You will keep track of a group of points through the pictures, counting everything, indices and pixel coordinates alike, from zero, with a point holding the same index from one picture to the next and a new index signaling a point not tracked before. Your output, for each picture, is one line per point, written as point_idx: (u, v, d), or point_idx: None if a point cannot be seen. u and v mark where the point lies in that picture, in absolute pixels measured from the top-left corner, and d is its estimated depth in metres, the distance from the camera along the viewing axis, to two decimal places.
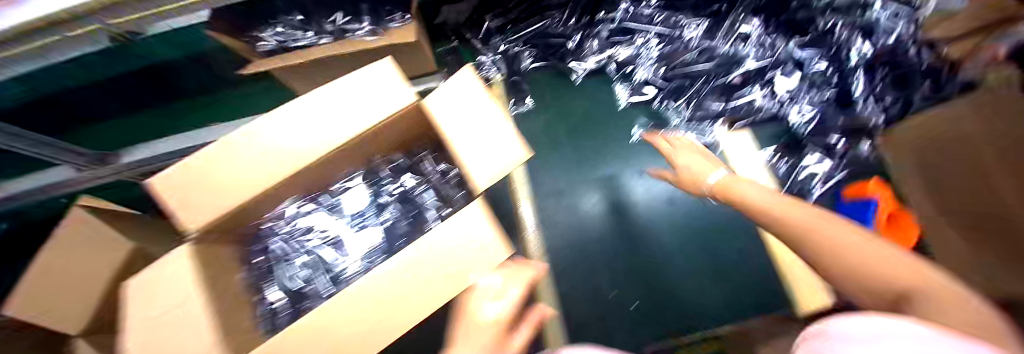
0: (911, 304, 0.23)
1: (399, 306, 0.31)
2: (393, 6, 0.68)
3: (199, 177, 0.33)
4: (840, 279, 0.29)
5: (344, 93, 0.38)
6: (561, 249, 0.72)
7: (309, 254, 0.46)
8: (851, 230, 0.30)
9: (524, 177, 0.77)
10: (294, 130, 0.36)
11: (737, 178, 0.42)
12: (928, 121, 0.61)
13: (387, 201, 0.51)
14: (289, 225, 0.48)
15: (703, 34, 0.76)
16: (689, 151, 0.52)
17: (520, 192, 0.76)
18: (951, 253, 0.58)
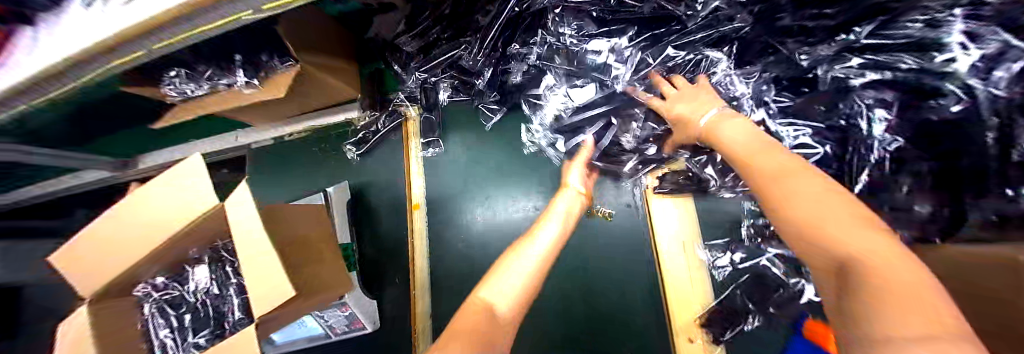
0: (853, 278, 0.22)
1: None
2: (266, 53, 0.62)
3: (81, 253, 0.47)
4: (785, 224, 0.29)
5: (154, 197, 0.46)
6: (444, 311, 0.69)
7: (170, 321, 0.55)
8: (836, 191, 0.28)
9: (426, 230, 0.74)
10: (134, 222, 0.47)
11: (725, 117, 0.39)
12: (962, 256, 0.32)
13: (232, 281, 0.56)
14: (158, 293, 0.56)
15: (628, 79, 0.53)
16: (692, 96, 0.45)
17: (419, 246, 0.73)
18: None
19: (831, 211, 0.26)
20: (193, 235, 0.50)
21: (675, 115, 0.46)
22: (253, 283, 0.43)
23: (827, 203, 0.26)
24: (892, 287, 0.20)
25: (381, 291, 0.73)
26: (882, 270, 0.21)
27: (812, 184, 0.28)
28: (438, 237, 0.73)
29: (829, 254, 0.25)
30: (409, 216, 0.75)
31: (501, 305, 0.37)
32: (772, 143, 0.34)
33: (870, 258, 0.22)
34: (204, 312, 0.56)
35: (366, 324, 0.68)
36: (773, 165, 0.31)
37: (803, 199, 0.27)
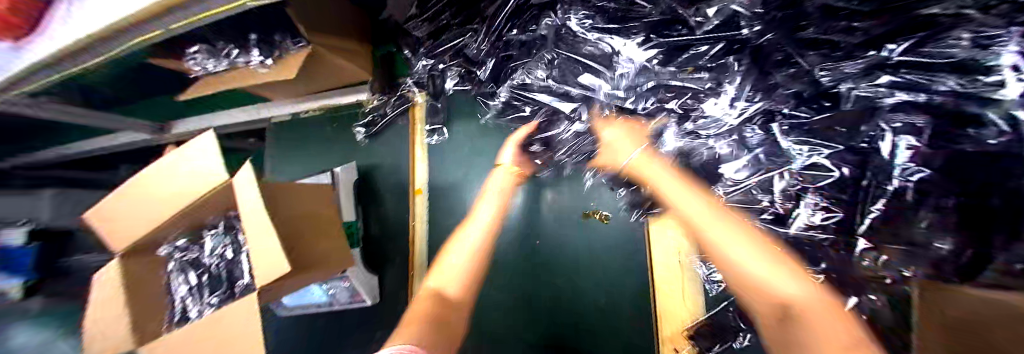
0: (797, 317, 0.28)
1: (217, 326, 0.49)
2: (281, 32, 0.64)
3: (109, 220, 0.57)
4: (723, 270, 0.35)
5: (165, 175, 0.54)
6: None
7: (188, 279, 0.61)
8: (744, 227, 0.36)
9: (426, 215, 0.76)
10: (150, 196, 0.56)
11: (648, 157, 0.48)
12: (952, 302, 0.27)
13: (237, 251, 0.60)
14: (180, 253, 0.62)
15: (632, 80, 0.47)
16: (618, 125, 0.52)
17: (419, 228, 0.76)
18: None
19: (749, 258, 0.32)
20: (200, 209, 0.57)
21: (607, 141, 0.53)
22: (257, 254, 0.47)
23: (749, 250, 0.33)
24: (820, 337, 0.26)
25: (383, 269, 0.76)
26: (806, 305, 0.28)
27: (732, 227, 0.36)
28: (436, 224, 0.75)
29: (763, 296, 0.31)
30: (411, 201, 0.78)
31: (448, 287, 0.43)
32: (688, 184, 0.44)
33: (798, 303, 0.29)
34: (215, 275, 0.61)
35: (365, 298, 0.72)
36: (695, 212, 0.39)
37: (727, 249, 0.34)
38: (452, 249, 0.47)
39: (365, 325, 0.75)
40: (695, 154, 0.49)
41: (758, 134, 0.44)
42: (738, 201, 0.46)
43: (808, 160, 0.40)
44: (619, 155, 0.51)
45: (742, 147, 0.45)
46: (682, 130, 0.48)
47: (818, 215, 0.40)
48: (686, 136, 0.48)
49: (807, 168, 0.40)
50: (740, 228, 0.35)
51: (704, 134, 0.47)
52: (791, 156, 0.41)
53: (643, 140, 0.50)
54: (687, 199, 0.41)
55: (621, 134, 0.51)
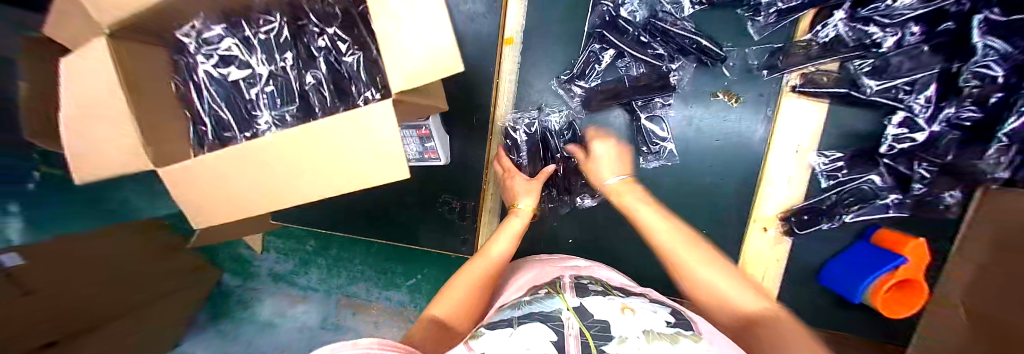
0: (761, 327, 0.30)
1: (195, 166, 0.39)
2: None
3: None
4: (694, 292, 0.37)
5: None
6: None
7: (225, 88, 0.45)
8: (713, 253, 0.39)
9: (515, 73, 0.64)
10: None
11: (628, 189, 0.50)
12: (717, 284, 0.35)
13: (298, 61, 0.43)
14: (206, 48, 0.44)
15: None
16: (608, 164, 0.54)
17: (505, 89, 0.64)
18: (709, 289, 0.36)
19: (726, 284, 0.35)
20: None
21: (596, 172, 0.55)
22: (391, 61, 0.33)
23: (711, 266, 0.37)
24: (782, 327, 0.29)
25: (451, 128, 0.66)
26: (760, 315, 0.32)
27: (695, 259, 0.38)
28: (527, 87, 0.64)
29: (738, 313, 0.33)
30: (500, 53, 0.62)
31: (449, 309, 0.39)
32: (663, 212, 0.46)
33: (758, 311, 0.32)
34: (262, 89, 0.44)
35: (441, 157, 0.64)
36: (654, 222, 0.44)
37: (718, 286, 0.35)
38: (459, 278, 0.43)
39: (426, 188, 0.69)
40: (855, 41, 0.51)
41: (918, 33, 0.49)
42: (892, 98, 0.52)
43: (981, 60, 0.45)
44: (607, 172, 0.53)
45: (897, 45, 0.50)
46: (851, 14, 0.51)
47: (965, 114, 0.48)
48: (854, 21, 0.51)
49: (985, 67, 0.45)
50: (685, 233, 0.42)
51: (880, 22, 0.50)
52: (974, 52, 0.45)
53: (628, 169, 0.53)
54: (653, 221, 0.44)
55: (612, 151, 0.55)
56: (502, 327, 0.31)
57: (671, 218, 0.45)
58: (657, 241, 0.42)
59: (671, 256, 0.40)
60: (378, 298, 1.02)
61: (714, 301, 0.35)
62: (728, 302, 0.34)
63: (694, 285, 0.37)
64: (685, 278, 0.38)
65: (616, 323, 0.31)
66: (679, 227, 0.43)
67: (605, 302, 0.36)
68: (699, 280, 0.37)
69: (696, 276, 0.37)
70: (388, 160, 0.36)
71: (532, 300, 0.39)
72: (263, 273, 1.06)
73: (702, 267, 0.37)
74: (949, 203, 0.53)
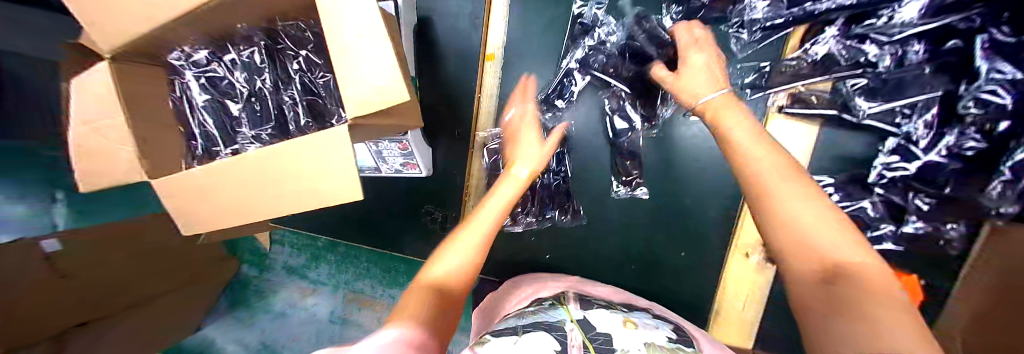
0: (847, 275, 0.27)
1: (187, 179, 0.42)
2: None
3: None
4: (778, 228, 0.33)
5: None
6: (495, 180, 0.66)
7: (210, 106, 0.48)
8: (820, 196, 0.34)
9: (497, 88, 0.65)
10: None
11: (729, 105, 0.42)
12: (809, 223, 0.31)
13: (277, 81, 0.47)
14: (196, 69, 0.47)
15: None
16: (699, 54, 0.45)
17: (486, 103, 0.66)
18: (801, 225, 0.31)
19: (818, 227, 0.31)
20: (219, 16, 0.39)
21: (677, 77, 0.45)
22: (349, 90, 0.34)
23: (809, 207, 0.32)
24: (865, 279, 0.26)
25: (435, 140, 0.68)
26: (858, 267, 0.27)
27: (791, 194, 0.33)
28: (508, 102, 0.65)
29: (825, 256, 0.29)
30: (481, 68, 0.64)
31: (441, 279, 0.39)
32: (767, 137, 0.40)
33: (852, 264, 0.28)
34: (248, 107, 0.47)
35: (422, 169, 0.65)
36: (753, 145, 0.38)
37: (805, 226, 0.31)
38: (450, 249, 0.42)
39: (410, 198, 0.71)
40: (849, 60, 0.47)
41: (923, 50, 0.43)
42: (890, 122, 0.49)
43: (985, 84, 0.39)
44: (693, 92, 0.44)
45: (897, 63, 0.45)
46: (845, 30, 0.46)
47: (967, 144, 0.43)
48: (849, 38, 0.46)
49: (988, 91, 0.39)
50: (789, 166, 0.36)
51: (876, 39, 0.44)
52: (977, 76, 0.40)
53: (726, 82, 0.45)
54: (754, 143, 0.39)
55: (709, 61, 0.44)
56: (508, 335, 0.39)
57: (778, 149, 0.39)
58: (748, 164, 0.37)
59: (767, 185, 0.35)
60: (382, 295, 1.06)
61: (797, 238, 0.31)
62: (812, 247, 0.30)
63: (779, 218, 0.33)
64: (773, 209, 0.34)
65: (617, 336, 0.39)
66: (786, 159, 0.37)
67: (609, 315, 0.45)
68: (792, 210, 0.32)
69: (785, 211, 0.33)
70: (343, 185, 0.38)
71: (539, 310, 0.47)
72: (279, 265, 1.12)
73: (798, 204, 0.32)
74: (951, 238, 0.50)
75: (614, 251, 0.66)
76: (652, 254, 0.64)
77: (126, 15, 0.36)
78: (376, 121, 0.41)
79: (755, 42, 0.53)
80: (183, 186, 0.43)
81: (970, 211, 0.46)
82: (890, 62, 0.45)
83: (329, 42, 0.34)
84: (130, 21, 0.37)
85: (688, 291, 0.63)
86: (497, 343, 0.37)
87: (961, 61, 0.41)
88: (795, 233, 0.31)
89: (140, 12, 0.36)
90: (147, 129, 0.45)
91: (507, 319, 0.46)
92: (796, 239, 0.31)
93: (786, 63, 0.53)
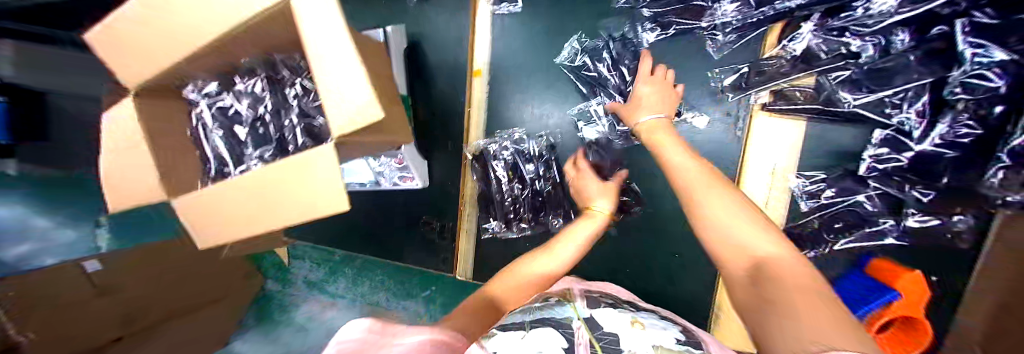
0: (770, 270, 0.26)
1: (208, 203, 0.48)
2: None
3: (117, 47, 0.42)
4: (709, 240, 0.33)
5: (149, 22, 0.40)
6: (479, 197, 0.69)
7: (218, 132, 0.53)
8: (742, 198, 0.34)
9: (485, 101, 0.68)
10: (140, 44, 0.42)
11: (660, 125, 0.46)
12: (732, 218, 0.31)
13: (274, 106, 0.51)
14: (208, 99, 0.53)
15: None
16: (652, 87, 0.51)
17: (475, 116, 0.69)
18: (732, 237, 0.30)
19: (746, 231, 0.30)
20: (224, 54, 0.44)
21: (638, 92, 0.52)
22: (331, 111, 0.38)
23: (729, 207, 0.32)
24: (791, 282, 0.24)
25: (430, 153, 0.71)
26: (781, 266, 0.26)
27: (714, 203, 0.33)
28: (496, 113, 0.68)
29: (753, 257, 0.28)
30: (469, 84, 0.68)
31: (501, 293, 0.40)
32: (695, 154, 0.41)
33: (771, 257, 0.27)
34: (254, 130, 0.52)
35: (417, 181, 0.69)
36: (682, 162, 0.39)
37: (733, 229, 0.30)
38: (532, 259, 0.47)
39: (408, 209, 0.74)
40: (831, 53, 0.47)
41: (908, 37, 0.43)
42: (879, 113, 0.47)
43: (973, 69, 0.38)
44: (642, 110, 0.49)
45: (883, 53, 0.45)
46: (822, 24, 0.47)
47: (962, 131, 0.42)
48: (825, 32, 0.47)
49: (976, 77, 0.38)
50: (716, 178, 0.37)
51: (857, 31, 0.44)
52: (963, 59, 0.39)
53: (669, 109, 0.49)
54: (682, 159, 0.40)
55: (656, 90, 0.51)
56: (515, 330, 0.40)
57: (702, 159, 0.40)
58: (680, 173, 0.38)
59: (693, 200, 0.35)
60: (395, 307, 1.08)
61: (730, 246, 0.30)
62: (741, 256, 0.29)
63: (710, 231, 0.32)
64: (702, 225, 0.33)
65: (625, 335, 0.39)
66: (707, 168, 0.38)
67: (616, 315, 0.44)
68: (722, 217, 0.32)
69: (715, 220, 0.32)
70: (336, 198, 0.41)
71: (545, 306, 0.48)
72: (298, 278, 1.19)
73: (721, 209, 0.32)
74: (959, 230, 0.47)
75: (611, 251, 0.67)
76: (648, 254, 0.64)
77: (142, 63, 0.43)
78: (363, 139, 0.45)
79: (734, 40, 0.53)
80: (201, 208, 0.49)
81: (975, 202, 0.44)
82: (871, 52, 0.45)
83: (312, 71, 0.37)
84: (141, 66, 0.43)
85: (688, 293, 0.62)
86: (506, 339, 0.39)
87: (947, 47, 0.41)
88: (727, 246, 0.31)
89: (151, 59, 0.43)
90: (172, 156, 0.51)
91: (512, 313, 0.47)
92: (729, 252, 0.30)
93: (766, 63, 0.52)
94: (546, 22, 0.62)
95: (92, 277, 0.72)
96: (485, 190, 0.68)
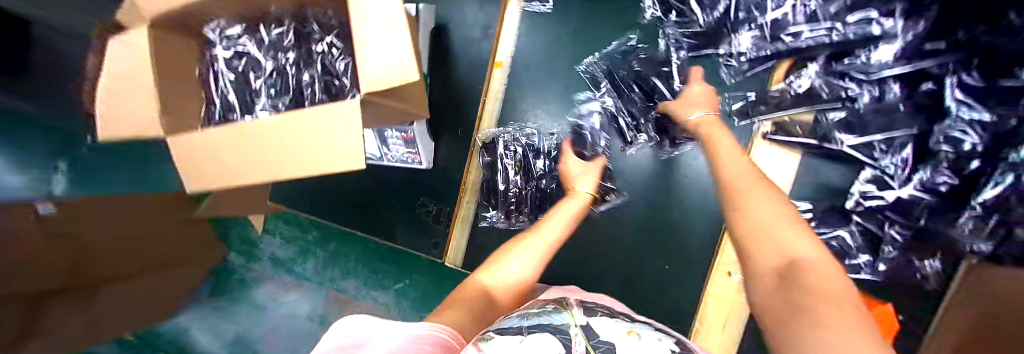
0: (801, 266, 0.27)
1: (202, 145, 0.46)
2: None
3: None
4: (742, 235, 0.35)
5: None
6: (481, 187, 0.70)
7: (234, 76, 0.52)
8: (790, 209, 0.36)
9: (503, 92, 0.69)
10: None
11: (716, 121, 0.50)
12: (774, 221, 0.33)
13: (297, 59, 0.51)
14: (230, 42, 0.53)
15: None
16: (703, 95, 0.53)
17: (490, 106, 0.70)
18: (773, 234, 0.32)
19: (784, 231, 0.32)
20: None
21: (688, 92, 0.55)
22: (365, 70, 0.38)
23: (773, 211, 0.35)
24: (818, 285, 0.24)
25: (438, 136, 0.71)
26: (816, 267, 0.27)
27: (761, 206, 0.35)
28: (511, 107, 0.69)
29: (784, 254, 0.30)
30: (489, 74, 0.69)
31: (496, 286, 0.45)
32: (752, 165, 0.43)
33: (805, 255, 0.28)
34: (272, 80, 0.51)
35: (422, 161, 0.69)
36: (738, 169, 0.42)
37: (773, 229, 0.32)
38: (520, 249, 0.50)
39: (406, 189, 0.73)
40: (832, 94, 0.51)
41: (900, 91, 0.46)
42: (866, 155, 0.51)
43: (956, 123, 0.42)
44: (694, 107, 0.53)
45: (875, 102, 0.48)
46: (826, 67, 0.50)
47: (939, 179, 0.46)
48: (830, 75, 0.50)
49: (955, 133, 0.43)
50: (767, 187, 0.39)
51: (857, 77, 0.48)
52: (947, 114, 0.43)
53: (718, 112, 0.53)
54: (737, 166, 0.43)
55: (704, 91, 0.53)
56: (510, 334, 0.27)
57: (757, 170, 0.42)
58: (732, 178, 0.41)
59: (743, 201, 0.37)
60: (366, 296, 1.04)
61: (765, 242, 0.32)
62: (773, 254, 0.30)
63: (751, 229, 0.34)
64: (744, 219, 0.36)
65: (623, 345, 0.26)
66: (762, 179, 0.40)
67: (616, 326, 0.31)
68: (771, 219, 0.33)
69: (761, 220, 0.34)
70: (348, 155, 0.40)
71: (536, 312, 0.34)
72: (266, 254, 1.19)
73: (766, 212, 0.34)
74: (928, 273, 0.51)
75: (601, 256, 0.69)
76: (637, 263, 0.66)
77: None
78: (383, 103, 0.44)
79: (746, 69, 0.56)
80: (192, 145, 0.46)
81: (943, 248, 0.48)
82: (869, 98, 0.49)
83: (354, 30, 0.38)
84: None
85: (670, 306, 0.64)
86: (500, 344, 0.26)
87: (933, 103, 0.44)
88: (762, 242, 0.32)
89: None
90: (178, 93, 0.49)
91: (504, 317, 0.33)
92: (765, 245, 0.32)
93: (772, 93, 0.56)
94: (573, 27, 0.65)
95: (44, 220, 0.71)
96: (490, 180, 0.69)
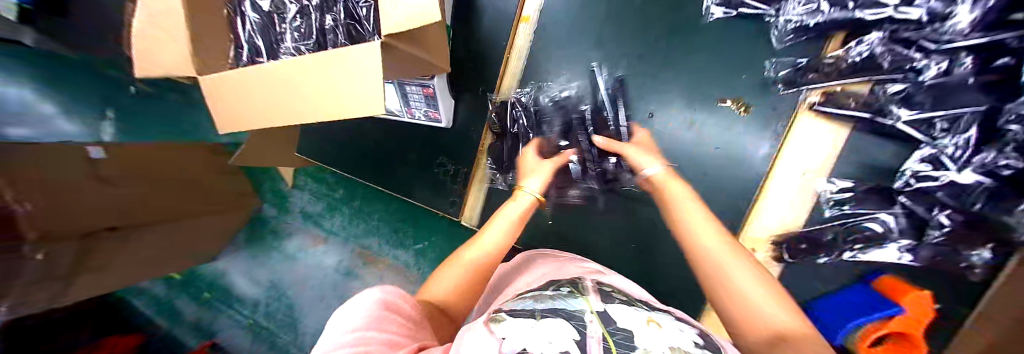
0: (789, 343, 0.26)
1: (235, 96, 0.48)
2: None
3: None
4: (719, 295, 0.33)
5: None
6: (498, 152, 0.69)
7: (260, 19, 0.53)
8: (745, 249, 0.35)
9: (526, 50, 0.67)
10: None
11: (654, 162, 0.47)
12: (742, 278, 0.32)
13: (320, 2, 0.50)
14: None
15: None
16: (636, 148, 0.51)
17: (513, 65, 0.67)
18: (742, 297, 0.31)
19: (762, 294, 0.30)
20: None
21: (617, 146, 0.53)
22: (389, 10, 0.37)
23: (749, 271, 0.32)
24: None
25: (459, 94, 0.70)
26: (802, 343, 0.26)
27: (730, 259, 0.33)
28: (536, 67, 0.66)
29: (768, 325, 0.29)
30: (514, 29, 0.65)
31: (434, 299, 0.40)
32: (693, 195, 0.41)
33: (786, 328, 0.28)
34: (298, 24, 0.51)
35: (442, 119, 0.68)
36: (687, 209, 0.39)
37: (747, 290, 0.31)
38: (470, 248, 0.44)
39: (424, 147, 0.74)
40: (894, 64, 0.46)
41: (972, 64, 0.41)
42: (925, 134, 0.46)
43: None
44: (636, 157, 0.49)
45: (944, 75, 0.43)
46: (891, 34, 0.45)
47: (1003, 162, 0.42)
48: (893, 43, 0.45)
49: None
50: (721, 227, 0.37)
51: (925, 46, 0.43)
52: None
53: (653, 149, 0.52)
54: (684, 202, 0.40)
55: (640, 147, 0.51)
56: (522, 316, 0.27)
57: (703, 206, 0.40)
58: (682, 221, 0.38)
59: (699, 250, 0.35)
60: (387, 253, 1.09)
61: (739, 300, 0.31)
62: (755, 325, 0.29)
63: (721, 283, 0.33)
64: (712, 276, 0.34)
65: (642, 334, 0.25)
66: (706, 212, 0.39)
67: (633, 311, 0.30)
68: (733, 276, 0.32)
69: (728, 279, 0.32)
70: (367, 100, 0.39)
71: (552, 295, 0.34)
72: (297, 208, 1.22)
73: (733, 265, 0.33)
74: (974, 263, 0.47)
75: (618, 226, 0.67)
76: (653, 235, 0.65)
77: None
78: (404, 49, 0.43)
79: (799, 34, 0.51)
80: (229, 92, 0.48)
81: (997, 236, 0.44)
82: (934, 73, 0.43)
83: None
84: None
85: (684, 279, 0.63)
86: (510, 325, 0.26)
87: (1004, 78, 0.39)
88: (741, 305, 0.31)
89: None
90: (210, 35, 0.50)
91: (517, 300, 0.34)
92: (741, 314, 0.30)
93: (825, 60, 0.50)
94: None
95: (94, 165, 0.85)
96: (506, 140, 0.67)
